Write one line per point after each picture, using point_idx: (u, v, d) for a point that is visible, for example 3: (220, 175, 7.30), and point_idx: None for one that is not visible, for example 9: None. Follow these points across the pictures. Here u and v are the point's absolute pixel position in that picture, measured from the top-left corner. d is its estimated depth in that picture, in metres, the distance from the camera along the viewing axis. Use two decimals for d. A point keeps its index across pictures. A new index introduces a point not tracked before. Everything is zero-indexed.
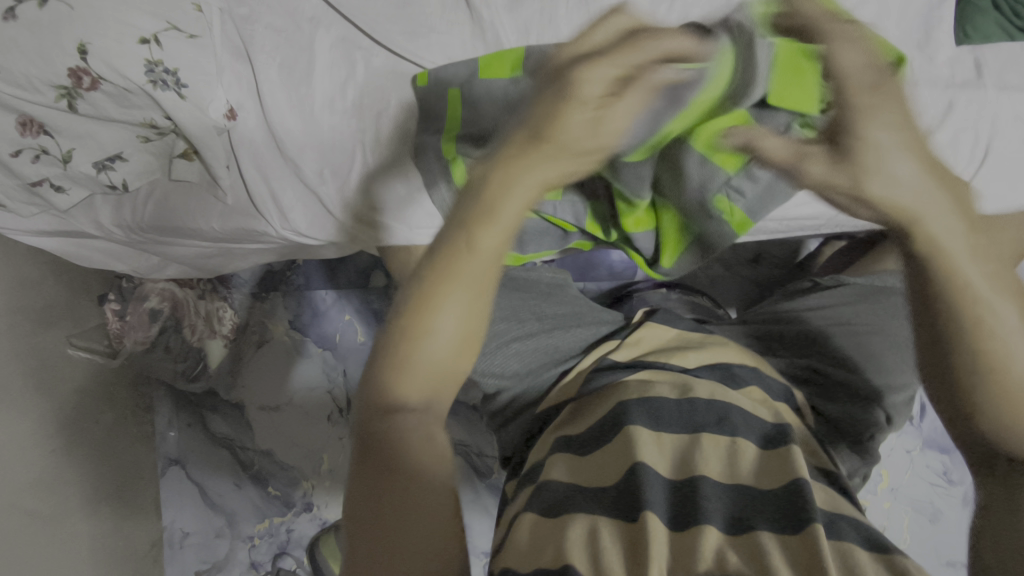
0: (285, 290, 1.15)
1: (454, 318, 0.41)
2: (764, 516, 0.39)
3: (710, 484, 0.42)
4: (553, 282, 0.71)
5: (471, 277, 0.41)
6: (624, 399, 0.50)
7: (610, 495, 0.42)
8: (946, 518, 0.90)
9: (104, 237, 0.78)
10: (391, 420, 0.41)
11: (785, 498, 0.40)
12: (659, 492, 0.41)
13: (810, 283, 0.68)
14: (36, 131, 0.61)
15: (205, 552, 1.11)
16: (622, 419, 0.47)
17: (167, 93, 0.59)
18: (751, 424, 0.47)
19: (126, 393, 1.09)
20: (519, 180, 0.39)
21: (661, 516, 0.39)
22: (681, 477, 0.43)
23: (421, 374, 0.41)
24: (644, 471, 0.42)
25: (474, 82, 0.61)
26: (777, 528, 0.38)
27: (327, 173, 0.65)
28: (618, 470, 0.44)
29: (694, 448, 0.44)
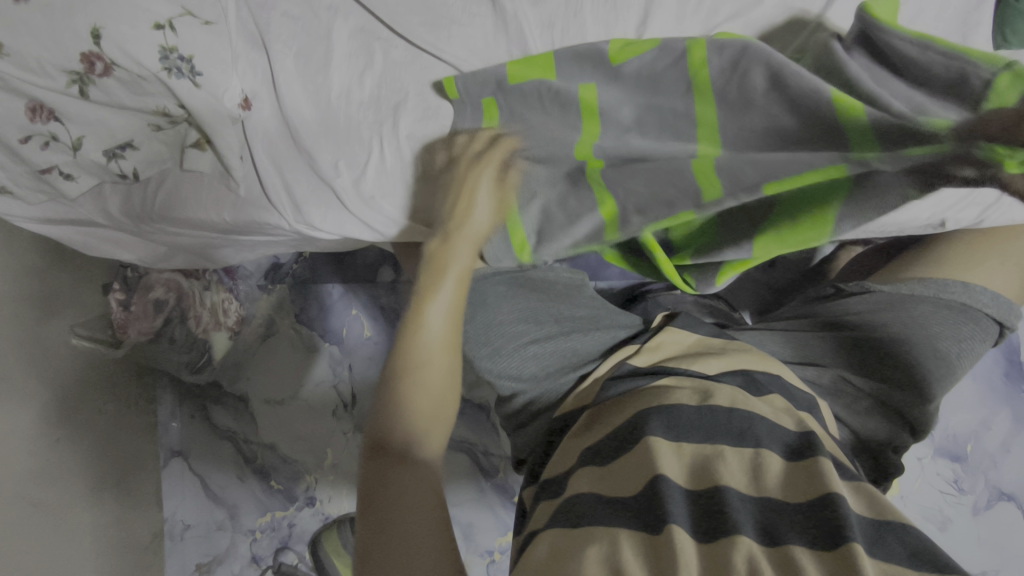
0: (291, 282, 1.14)
1: (433, 370, 0.52)
2: (796, 530, 0.38)
3: (733, 493, 0.41)
4: (570, 283, 0.70)
5: (437, 308, 0.55)
6: (644, 408, 0.49)
7: (631, 506, 0.41)
8: (956, 526, 0.89)
9: (112, 226, 0.76)
10: (394, 468, 0.46)
11: (815, 509, 0.39)
12: (681, 504, 0.40)
13: (834, 288, 0.67)
14: (46, 117, 0.60)
15: (206, 544, 1.10)
16: (640, 430, 0.47)
17: (182, 81, 0.58)
18: (776, 433, 0.46)
19: (131, 386, 1.08)
20: (456, 241, 0.59)
21: (686, 528, 0.38)
22: (703, 487, 0.42)
23: (410, 424, 0.49)
24: (666, 483, 0.41)
25: (504, 89, 0.60)
26: (810, 543, 0.37)
27: (342, 165, 0.63)
28: (640, 480, 0.43)
29: (717, 459, 0.44)
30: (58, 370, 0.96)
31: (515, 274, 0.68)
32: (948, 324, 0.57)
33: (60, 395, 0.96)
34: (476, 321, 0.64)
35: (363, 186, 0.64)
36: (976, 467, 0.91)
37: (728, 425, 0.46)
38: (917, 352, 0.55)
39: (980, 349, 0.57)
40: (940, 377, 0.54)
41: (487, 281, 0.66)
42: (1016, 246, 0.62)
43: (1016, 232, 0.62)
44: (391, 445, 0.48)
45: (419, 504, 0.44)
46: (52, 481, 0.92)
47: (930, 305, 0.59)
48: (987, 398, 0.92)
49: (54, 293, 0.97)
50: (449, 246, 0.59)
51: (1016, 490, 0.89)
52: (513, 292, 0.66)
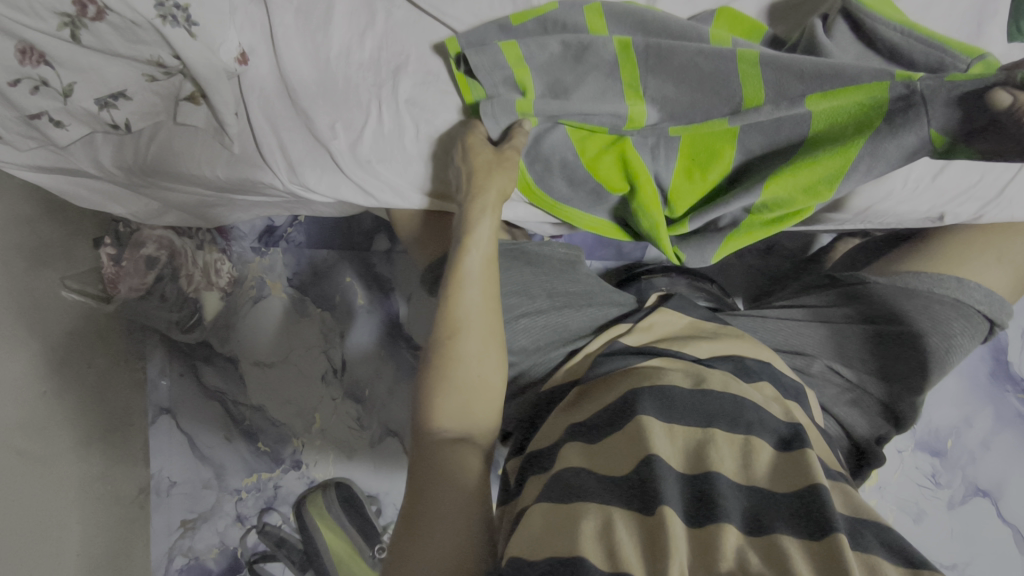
0: (286, 245, 1.13)
1: (476, 353, 0.53)
2: (783, 518, 0.39)
3: (724, 480, 0.41)
4: (566, 259, 0.70)
5: (471, 269, 0.55)
6: (636, 386, 0.49)
7: (623, 487, 0.42)
8: (929, 518, 0.91)
9: (104, 178, 0.75)
10: (435, 444, 0.50)
11: (801, 498, 0.40)
12: (673, 486, 0.41)
13: (827, 279, 0.66)
14: (36, 60, 0.58)
15: (192, 501, 1.11)
16: (633, 408, 0.47)
17: (177, 30, 0.56)
18: (766, 421, 0.47)
19: (120, 341, 1.08)
20: (480, 217, 0.57)
21: (679, 512, 0.39)
22: (694, 471, 0.42)
23: (453, 402, 0.52)
24: (659, 464, 0.42)
25: (505, 30, 0.58)
26: (797, 532, 0.38)
27: (340, 127, 0.62)
28: (631, 459, 0.43)
29: (708, 442, 0.44)
30: (46, 321, 0.95)
31: (510, 247, 0.68)
32: (940, 319, 0.57)
33: (50, 347, 0.96)
34: None
35: (360, 149, 0.62)
36: (955, 462, 0.92)
37: (719, 411, 0.46)
38: (907, 350, 0.56)
39: (969, 346, 0.57)
40: (927, 375, 0.55)
41: None
42: (1013, 246, 0.62)
43: (1011, 230, 0.62)
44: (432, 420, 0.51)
45: (451, 479, 0.48)
46: (39, 432, 0.92)
47: (927, 298, 0.58)
48: (972, 396, 0.93)
49: (45, 245, 0.96)
50: (468, 215, 0.57)
51: (992, 486, 0.91)
52: (506, 265, 0.66)
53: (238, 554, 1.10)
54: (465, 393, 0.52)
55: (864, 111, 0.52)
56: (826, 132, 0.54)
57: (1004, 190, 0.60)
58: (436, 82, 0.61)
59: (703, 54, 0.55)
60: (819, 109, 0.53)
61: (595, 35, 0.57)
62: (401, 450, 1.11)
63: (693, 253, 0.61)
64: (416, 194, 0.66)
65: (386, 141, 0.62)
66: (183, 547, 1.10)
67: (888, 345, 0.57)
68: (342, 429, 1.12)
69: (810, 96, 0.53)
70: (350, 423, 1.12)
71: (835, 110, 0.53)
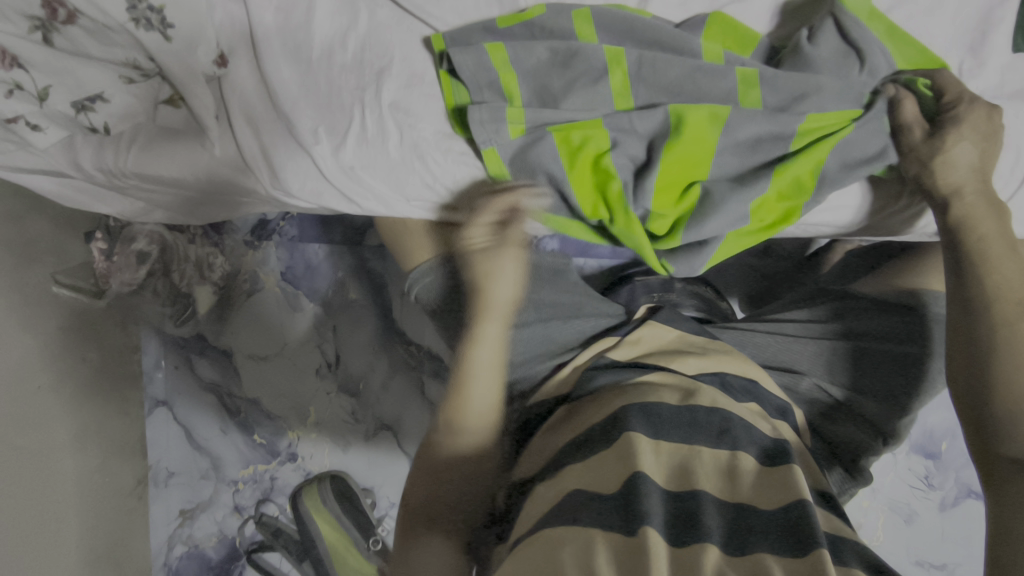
0: (279, 240, 1.11)
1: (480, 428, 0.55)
2: (764, 538, 0.40)
3: (708, 497, 0.42)
4: (554, 268, 0.65)
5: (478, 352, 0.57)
6: (625, 403, 0.49)
7: (607, 505, 0.42)
8: (921, 519, 0.91)
9: (86, 180, 0.73)
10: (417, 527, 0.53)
11: (787, 516, 0.41)
12: (656, 502, 0.41)
13: (817, 290, 0.65)
14: (8, 64, 0.56)
15: (190, 491, 1.13)
16: (621, 425, 0.47)
17: (151, 34, 0.54)
18: (754, 435, 0.48)
19: (113, 334, 1.07)
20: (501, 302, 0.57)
21: (659, 531, 0.39)
22: (679, 488, 0.43)
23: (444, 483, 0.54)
24: (644, 481, 0.42)
25: (491, 33, 0.56)
26: (777, 549, 0.38)
27: (322, 131, 0.59)
28: (618, 476, 0.44)
29: (694, 458, 0.45)
30: (38, 317, 0.95)
31: None
32: (936, 335, 0.56)
33: (43, 342, 0.96)
34: (455, 302, 0.61)
35: (342, 154, 0.59)
36: (948, 464, 0.91)
37: (705, 424, 0.47)
38: (897, 372, 0.56)
39: None
40: (915, 393, 0.55)
41: (470, 262, 0.62)
42: None
43: None
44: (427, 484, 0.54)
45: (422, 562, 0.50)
46: (34, 427, 0.93)
47: (918, 315, 0.57)
48: None
49: (35, 240, 0.96)
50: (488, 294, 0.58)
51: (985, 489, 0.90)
52: None
53: (236, 543, 1.12)
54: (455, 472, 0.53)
55: (846, 118, 0.55)
56: (818, 138, 0.55)
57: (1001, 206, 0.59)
58: (421, 85, 0.58)
59: (701, 71, 0.54)
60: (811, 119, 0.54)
61: (583, 41, 0.55)
62: (395, 444, 1.11)
63: (681, 266, 0.58)
64: (400, 203, 0.63)
65: (372, 147, 0.59)
66: (182, 536, 1.12)
67: (872, 361, 0.56)
68: (337, 423, 1.12)
69: (810, 114, 0.54)
70: (345, 417, 1.12)
71: (825, 118, 0.55)
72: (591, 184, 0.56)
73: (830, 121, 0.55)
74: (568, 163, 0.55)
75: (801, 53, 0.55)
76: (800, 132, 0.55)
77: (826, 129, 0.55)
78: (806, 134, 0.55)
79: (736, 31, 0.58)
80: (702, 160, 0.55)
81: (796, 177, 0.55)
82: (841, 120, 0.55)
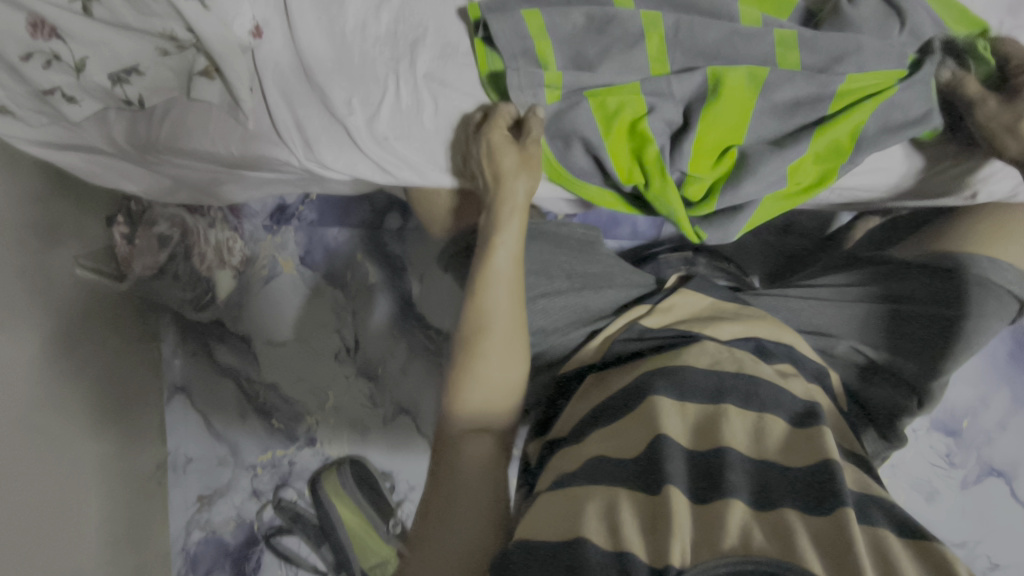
0: (298, 223, 1.11)
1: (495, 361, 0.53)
2: (788, 494, 0.40)
3: (734, 455, 0.42)
4: (584, 239, 0.66)
5: (499, 269, 0.55)
6: (650, 369, 0.50)
7: (631, 469, 0.42)
8: (942, 497, 0.91)
9: (115, 154, 0.74)
10: (454, 435, 0.51)
11: (811, 476, 0.41)
12: (679, 465, 0.42)
13: (846, 259, 0.66)
14: (48, 34, 0.57)
15: (208, 477, 1.13)
16: (645, 390, 0.48)
17: (190, 3, 0.55)
18: (783, 401, 0.47)
19: (134, 323, 1.09)
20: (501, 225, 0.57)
21: (683, 490, 0.40)
22: (701, 448, 0.43)
23: (479, 393, 0.52)
24: (666, 443, 0.43)
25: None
26: (801, 505, 0.39)
27: (356, 102, 0.60)
28: (640, 441, 0.44)
29: (718, 418, 0.45)
30: (57, 299, 0.95)
31: (528, 226, 0.64)
32: (974, 300, 0.56)
33: (63, 325, 0.95)
34: None
35: (376, 125, 0.60)
36: (970, 443, 0.91)
37: (732, 389, 0.47)
38: (930, 331, 0.56)
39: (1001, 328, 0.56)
40: (950, 354, 0.55)
41: None
42: None
43: None
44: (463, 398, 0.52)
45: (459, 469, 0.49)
46: (57, 409, 0.93)
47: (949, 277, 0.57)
48: (990, 375, 0.92)
49: (57, 222, 0.95)
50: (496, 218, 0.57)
51: (1007, 466, 0.90)
52: (525, 244, 0.63)
53: (254, 529, 1.11)
54: (488, 386, 0.53)
55: (885, 83, 0.56)
56: (855, 101, 0.55)
57: None
58: (455, 55, 0.59)
59: (738, 35, 0.55)
60: (850, 84, 0.55)
61: (621, 7, 0.55)
62: (415, 428, 1.11)
63: (715, 232, 0.59)
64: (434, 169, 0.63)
65: (405, 117, 0.60)
66: (200, 522, 1.12)
67: (906, 324, 0.57)
68: (356, 407, 1.12)
69: (850, 75, 0.55)
70: (364, 401, 1.12)
71: (863, 84, 0.55)
72: (627, 151, 0.57)
73: (868, 86, 0.55)
74: (604, 129, 0.56)
75: (842, 15, 0.56)
76: (837, 97, 0.55)
77: (864, 93, 0.55)
78: (844, 99, 0.55)
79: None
80: (740, 124, 0.56)
81: (832, 143, 0.56)
82: (880, 85, 0.56)
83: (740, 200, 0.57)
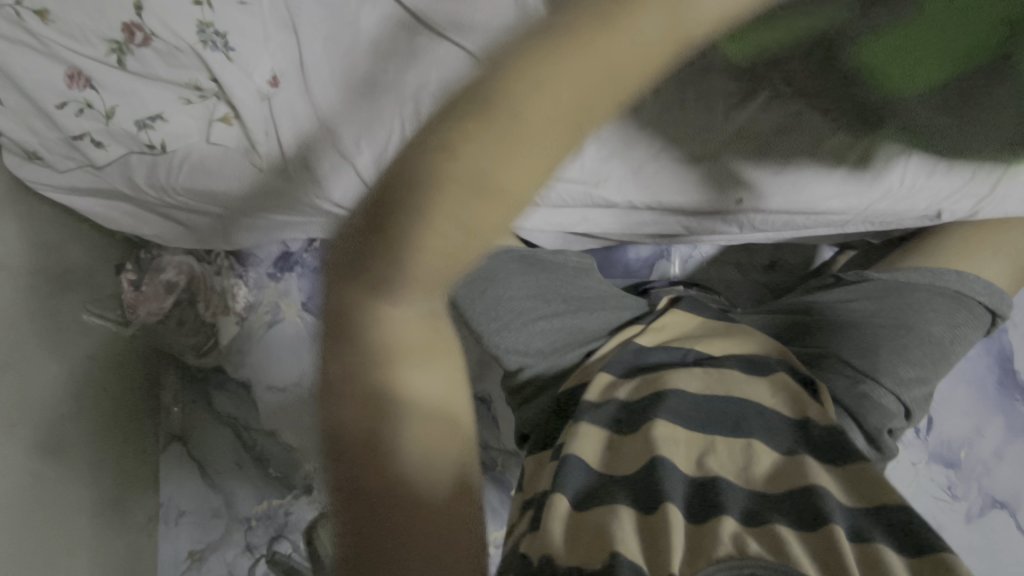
0: (301, 270, 1.12)
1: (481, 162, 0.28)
2: (782, 514, 0.41)
3: (727, 482, 0.43)
4: (579, 266, 0.70)
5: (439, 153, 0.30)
6: (651, 393, 0.52)
7: (634, 487, 0.43)
8: (948, 532, 0.90)
9: (133, 201, 0.80)
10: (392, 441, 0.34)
11: (801, 503, 0.41)
12: (677, 488, 0.42)
13: (833, 278, 0.68)
14: (83, 84, 0.63)
15: (200, 531, 1.10)
16: (647, 412, 0.49)
17: (216, 54, 0.62)
18: (770, 423, 0.48)
19: (139, 367, 1.11)
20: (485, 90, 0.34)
21: (682, 509, 0.41)
22: (698, 474, 0.44)
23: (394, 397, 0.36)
24: (664, 468, 0.43)
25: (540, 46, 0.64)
26: (795, 523, 0.40)
27: (362, 144, 0.65)
28: (639, 462, 0.45)
29: (710, 448, 0.46)
30: (70, 346, 0.97)
31: (525, 254, 0.68)
32: (942, 310, 0.60)
33: (70, 369, 0.97)
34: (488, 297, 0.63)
35: (384, 166, 0.65)
36: (969, 474, 0.91)
37: (718, 418, 0.48)
38: (912, 337, 0.58)
39: (971, 336, 0.60)
40: (930, 361, 0.57)
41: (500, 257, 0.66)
42: (1009, 241, 0.64)
43: (1009, 225, 0.64)
44: (396, 473, 0.33)
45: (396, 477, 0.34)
46: (60, 455, 0.93)
47: (924, 292, 0.61)
48: (980, 405, 0.93)
49: (70, 269, 0.99)
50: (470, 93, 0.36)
51: (1009, 498, 0.90)
52: (522, 270, 0.66)
53: None
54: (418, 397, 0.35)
55: None
56: None
57: (997, 186, 0.63)
58: None
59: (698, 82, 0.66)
60: None
61: None
62: None
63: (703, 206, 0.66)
64: None
65: (410, 155, 0.65)
66: None
67: (890, 335, 0.58)
68: None
69: None
70: None
71: None
72: None
73: None
74: None
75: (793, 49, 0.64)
76: None
77: None
78: None
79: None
80: None
81: None
82: None
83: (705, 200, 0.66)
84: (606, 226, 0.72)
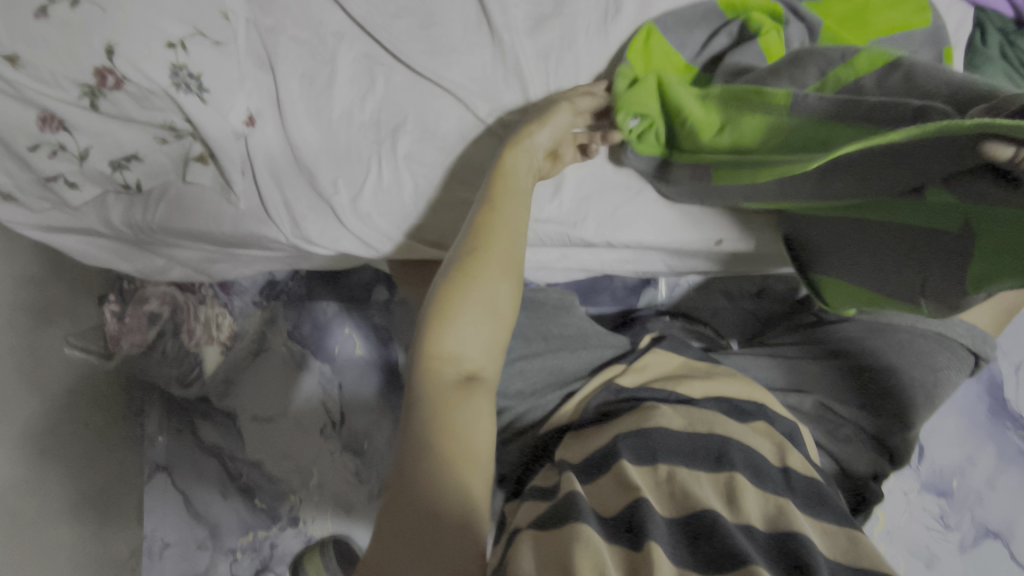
0: (287, 299, 1.13)
1: (494, 286, 0.51)
2: (766, 557, 0.36)
3: (711, 515, 0.39)
4: (560, 303, 0.70)
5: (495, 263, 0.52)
6: (623, 431, 0.49)
7: (615, 525, 0.39)
8: (943, 564, 0.87)
9: (111, 236, 0.79)
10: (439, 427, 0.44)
11: (783, 548, 0.37)
12: (660, 526, 0.38)
13: (815, 318, 0.72)
14: (56, 127, 0.62)
15: (184, 564, 1.07)
16: (614, 455, 0.46)
17: (190, 97, 0.60)
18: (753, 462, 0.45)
19: (119, 399, 1.10)
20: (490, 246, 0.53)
21: (666, 549, 0.36)
22: (681, 514, 0.40)
23: (447, 398, 0.45)
24: (646, 505, 0.40)
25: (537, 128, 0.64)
26: (779, 569, 0.35)
27: (341, 183, 0.66)
28: (621, 501, 0.41)
29: (692, 483, 0.42)
30: (48, 380, 0.95)
31: None
32: (926, 352, 0.60)
33: (49, 405, 0.95)
34: None
35: (360, 203, 0.66)
36: (962, 503, 0.90)
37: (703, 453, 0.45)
38: (894, 380, 0.58)
39: (955, 378, 0.59)
40: (922, 403, 0.57)
41: None
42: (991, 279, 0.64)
43: None
44: (426, 471, 0.41)
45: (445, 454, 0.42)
46: (35, 492, 0.91)
47: (906, 333, 0.62)
48: (971, 434, 0.93)
49: (50, 302, 0.97)
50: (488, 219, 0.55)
51: (1003, 527, 0.88)
52: None
53: None
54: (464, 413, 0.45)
55: None
56: None
57: None
58: (433, 139, 0.65)
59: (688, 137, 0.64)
60: None
61: None
62: None
63: (683, 241, 0.67)
64: (407, 240, 0.69)
65: (386, 196, 0.67)
66: None
67: (870, 379, 0.59)
68: (341, 484, 1.08)
69: None
70: (349, 477, 1.08)
71: None
72: None
73: None
74: None
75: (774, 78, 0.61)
76: None
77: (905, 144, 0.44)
78: None
79: (756, 32, 0.64)
80: None
81: None
82: None
83: (681, 240, 0.67)
84: (587, 263, 0.72)
